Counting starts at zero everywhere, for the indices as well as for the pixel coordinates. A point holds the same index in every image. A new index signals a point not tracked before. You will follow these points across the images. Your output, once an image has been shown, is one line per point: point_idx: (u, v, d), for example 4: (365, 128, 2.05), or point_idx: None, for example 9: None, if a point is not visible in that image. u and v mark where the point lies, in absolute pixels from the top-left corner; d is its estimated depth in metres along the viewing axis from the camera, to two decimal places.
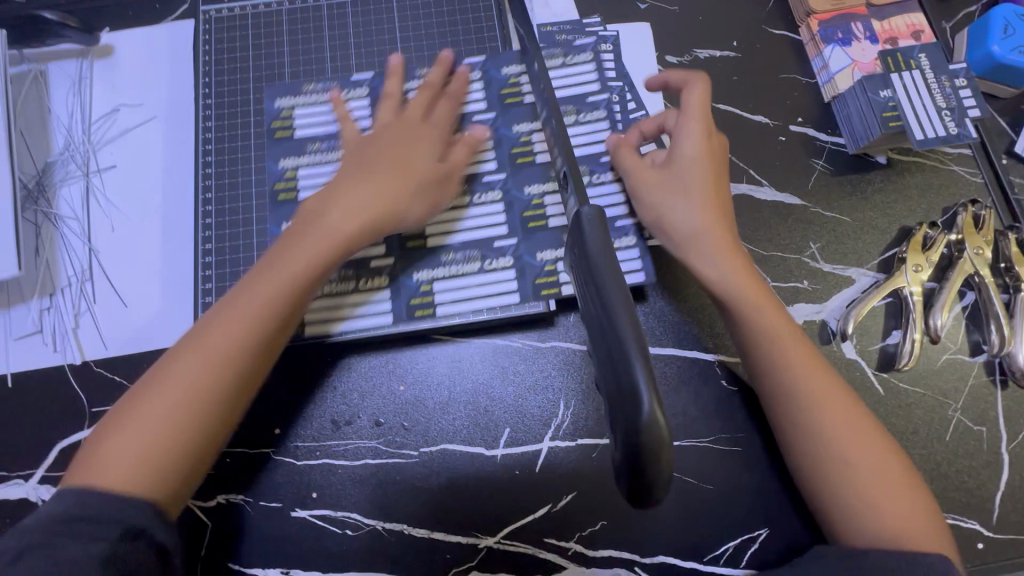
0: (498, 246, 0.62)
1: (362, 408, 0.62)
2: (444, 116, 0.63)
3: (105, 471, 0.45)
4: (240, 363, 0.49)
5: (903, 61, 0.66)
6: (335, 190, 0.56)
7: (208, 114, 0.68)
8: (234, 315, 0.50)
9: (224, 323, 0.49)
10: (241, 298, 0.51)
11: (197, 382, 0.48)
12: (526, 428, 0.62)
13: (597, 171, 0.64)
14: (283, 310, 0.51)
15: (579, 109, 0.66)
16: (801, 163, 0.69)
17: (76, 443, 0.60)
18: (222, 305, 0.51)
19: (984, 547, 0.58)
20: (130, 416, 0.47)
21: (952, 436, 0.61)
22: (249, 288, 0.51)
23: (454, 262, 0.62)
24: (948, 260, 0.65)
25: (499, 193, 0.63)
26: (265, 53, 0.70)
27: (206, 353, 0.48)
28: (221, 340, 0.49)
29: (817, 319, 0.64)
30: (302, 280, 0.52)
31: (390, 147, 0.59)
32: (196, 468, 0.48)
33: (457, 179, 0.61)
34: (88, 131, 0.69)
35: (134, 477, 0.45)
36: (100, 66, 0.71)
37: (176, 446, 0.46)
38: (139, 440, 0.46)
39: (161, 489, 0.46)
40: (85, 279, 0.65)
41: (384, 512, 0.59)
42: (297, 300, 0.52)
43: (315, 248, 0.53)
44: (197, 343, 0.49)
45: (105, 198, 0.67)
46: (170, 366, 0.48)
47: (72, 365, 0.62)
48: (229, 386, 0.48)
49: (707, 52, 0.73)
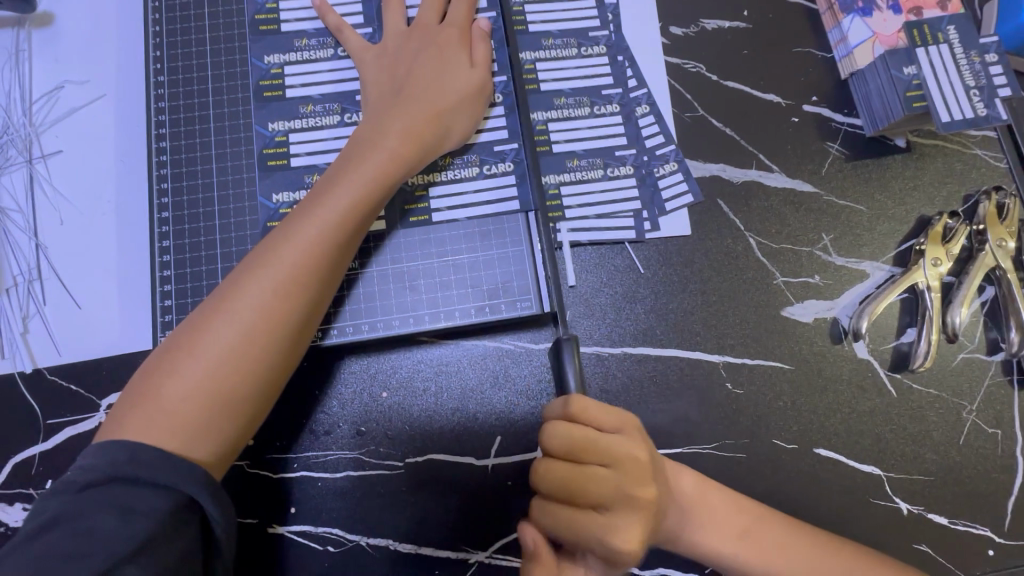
0: (498, 150, 0.61)
1: (342, 416, 0.57)
2: (460, 13, 0.60)
3: (149, 427, 0.42)
4: (296, 302, 0.48)
5: (930, 34, 0.60)
6: (376, 122, 0.55)
7: (161, 93, 0.61)
8: (272, 261, 0.48)
9: (275, 263, 0.48)
10: (288, 238, 0.49)
11: (246, 330, 0.46)
12: (520, 436, 0.58)
13: (612, 166, 0.62)
14: (330, 254, 0.49)
15: (593, 101, 0.63)
16: (815, 146, 0.64)
17: (30, 458, 0.55)
18: (257, 254, 0.49)
19: (995, 554, 0.56)
20: (179, 363, 0.45)
21: (966, 439, 0.58)
22: (297, 228, 0.49)
23: (456, 166, 0.60)
24: (968, 252, 0.61)
25: (511, 165, 0.60)
26: (222, 21, 0.63)
27: (257, 298, 0.47)
28: (272, 284, 0.47)
29: (828, 316, 0.60)
30: (344, 223, 0.50)
31: (411, 57, 0.58)
32: (249, 417, 0.46)
33: (489, 89, 0.60)
34: (28, 112, 0.62)
35: (188, 426, 0.43)
36: (38, 37, 0.64)
37: (232, 392, 0.45)
38: (191, 386, 0.44)
39: (215, 441, 0.44)
40: (33, 278, 0.59)
41: (367, 527, 0.56)
42: (343, 244, 0.50)
43: (363, 183, 0.52)
44: (247, 286, 0.47)
45: (51, 187, 0.61)
46: (220, 311, 0.46)
47: (23, 375, 0.57)
48: (279, 330, 0.47)
49: (714, 23, 0.66)
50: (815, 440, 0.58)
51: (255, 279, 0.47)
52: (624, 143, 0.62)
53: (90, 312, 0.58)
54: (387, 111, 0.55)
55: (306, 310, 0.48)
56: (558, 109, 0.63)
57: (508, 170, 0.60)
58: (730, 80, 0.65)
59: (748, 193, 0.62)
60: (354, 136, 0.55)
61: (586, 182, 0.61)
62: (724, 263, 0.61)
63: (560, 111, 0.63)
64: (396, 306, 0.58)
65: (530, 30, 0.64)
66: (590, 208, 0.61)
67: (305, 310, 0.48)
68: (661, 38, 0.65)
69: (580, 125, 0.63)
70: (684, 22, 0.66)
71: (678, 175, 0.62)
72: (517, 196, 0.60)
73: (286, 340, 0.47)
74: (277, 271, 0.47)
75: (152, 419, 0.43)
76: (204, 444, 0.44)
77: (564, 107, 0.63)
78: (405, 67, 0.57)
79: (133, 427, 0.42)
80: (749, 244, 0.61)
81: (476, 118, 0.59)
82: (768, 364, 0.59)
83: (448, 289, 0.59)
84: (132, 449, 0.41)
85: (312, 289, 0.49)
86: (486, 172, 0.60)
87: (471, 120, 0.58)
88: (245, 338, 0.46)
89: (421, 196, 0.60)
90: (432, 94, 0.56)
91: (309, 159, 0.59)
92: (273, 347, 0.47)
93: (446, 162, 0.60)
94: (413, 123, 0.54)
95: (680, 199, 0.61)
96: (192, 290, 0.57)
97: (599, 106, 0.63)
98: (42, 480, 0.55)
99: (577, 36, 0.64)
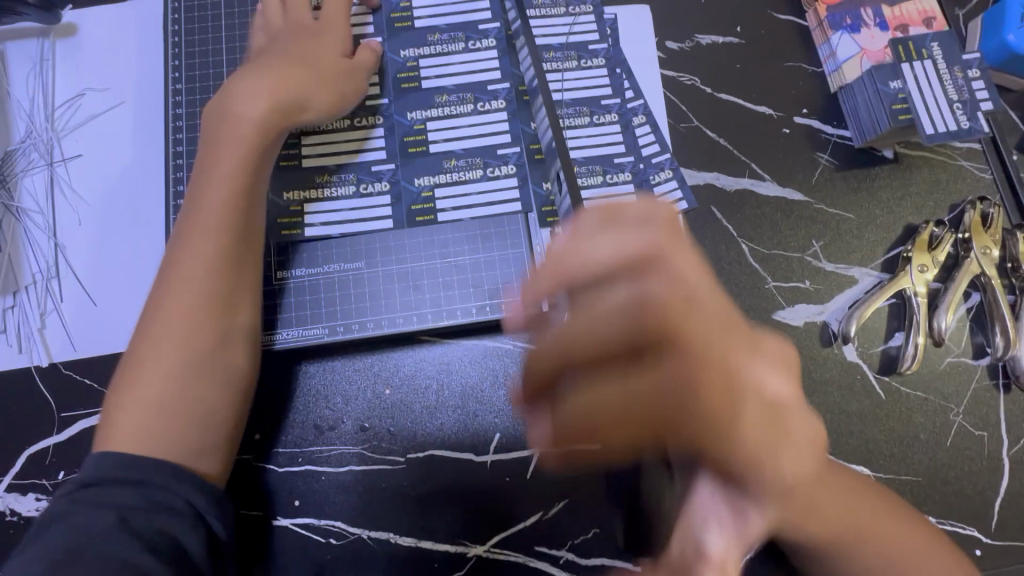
0: (501, 153, 0.63)
1: (346, 413, 0.59)
2: (332, 13, 0.64)
3: (116, 441, 0.47)
4: (217, 301, 0.52)
5: (914, 50, 0.63)
6: (213, 116, 0.57)
7: (178, 100, 0.64)
8: (182, 269, 0.52)
9: (175, 270, 0.52)
10: (196, 243, 0.52)
11: (177, 338, 0.50)
12: (517, 433, 0.59)
13: (611, 173, 0.64)
14: (236, 248, 0.53)
15: (592, 111, 0.66)
16: (805, 156, 0.66)
17: (45, 450, 0.57)
18: (169, 266, 0.53)
19: (983, 554, 0.57)
20: (127, 384, 0.49)
21: (953, 442, 0.59)
22: (195, 231, 0.53)
23: (335, 185, 0.63)
24: (954, 260, 0.63)
25: (513, 168, 0.63)
26: (240, 33, 0.66)
27: (181, 305, 0.51)
28: (190, 290, 0.51)
29: (818, 320, 0.62)
30: (225, 219, 0.53)
31: (311, 55, 0.61)
32: (212, 416, 0.50)
33: (357, 70, 0.62)
34: (51, 118, 0.65)
35: (155, 433, 0.47)
36: (62, 46, 0.67)
37: (187, 394, 0.49)
38: (143, 398, 0.48)
39: (187, 445, 0.48)
40: (51, 276, 0.61)
41: (370, 521, 0.57)
42: (237, 234, 0.54)
43: (224, 179, 0.54)
44: (167, 297, 0.51)
45: (71, 189, 0.63)
46: (149, 326, 0.51)
47: (38, 368, 0.59)
48: (207, 328, 0.51)
49: (708, 38, 0.69)
50: None
51: (167, 290, 0.51)
52: (621, 152, 0.65)
53: (105, 310, 0.61)
54: (218, 105, 0.57)
55: (223, 307, 0.52)
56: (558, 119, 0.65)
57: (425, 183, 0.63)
58: (722, 92, 0.67)
59: (741, 201, 0.65)
60: (206, 127, 0.57)
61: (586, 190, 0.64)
62: (717, 268, 0.63)
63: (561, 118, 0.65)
64: (400, 305, 0.60)
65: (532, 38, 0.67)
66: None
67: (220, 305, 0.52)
68: (657, 51, 0.68)
69: (579, 132, 0.65)
70: (679, 37, 0.69)
71: (672, 182, 0.64)
72: (519, 197, 0.63)
73: (208, 337, 0.51)
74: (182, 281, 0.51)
75: (117, 436, 0.47)
76: (181, 448, 0.48)
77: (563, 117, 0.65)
78: (269, 64, 0.60)
79: (104, 443, 0.48)
80: (742, 251, 0.63)
81: (337, 102, 0.61)
82: None
83: (450, 289, 0.61)
84: (102, 459, 0.46)
85: (210, 284, 0.52)
86: (364, 191, 0.63)
87: (321, 106, 0.60)
88: (174, 345, 0.50)
89: (427, 201, 0.62)
90: (292, 77, 0.59)
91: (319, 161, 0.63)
92: (207, 347, 0.50)
93: (324, 180, 0.63)
94: (257, 111, 0.56)
95: (674, 205, 0.64)
96: None
97: (599, 116, 0.66)
98: (56, 471, 0.57)
99: (577, 49, 0.67)
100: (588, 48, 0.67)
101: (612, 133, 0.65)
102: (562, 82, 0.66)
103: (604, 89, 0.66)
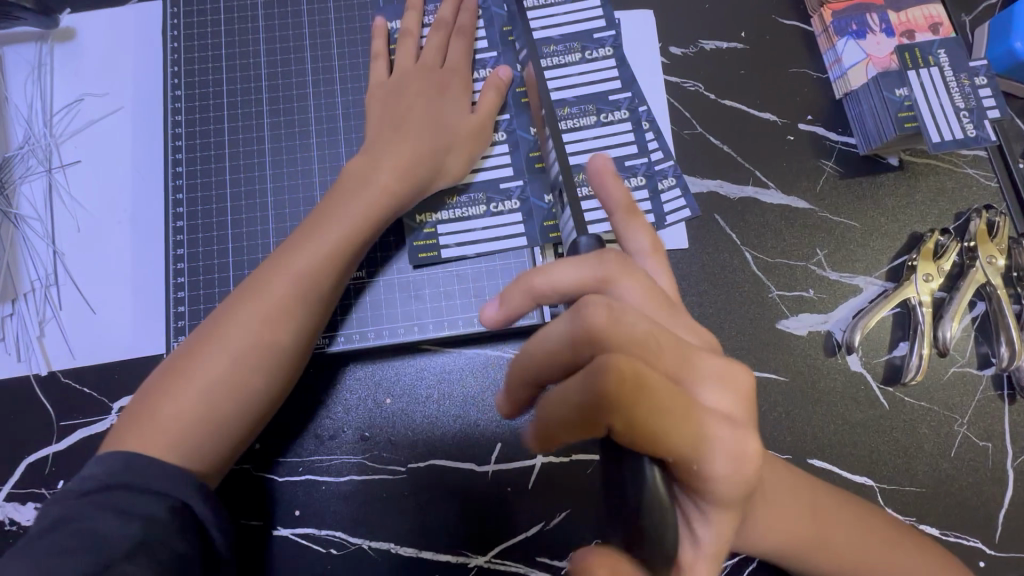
0: (504, 187, 0.62)
1: (346, 422, 0.59)
2: (459, 56, 0.63)
3: (147, 441, 0.46)
4: (288, 331, 0.51)
5: (920, 58, 0.62)
6: (366, 154, 0.57)
7: (178, 106, 0.63)
8: (264, 290, 0.51)
9: (268, 297, 0.51)
10: (280, 267, 0.52)
11: (239, 357, 0.49)
12: (519, 443, 0.59)
13: (618, 180, 0.63)
14: (324, 285, 0.53)
15: (599, 108, 0.65)
16: (810, 164, 0.65)
17: (44, 459, 0.57)
18: (250, 282, 0.52)
19: (986, 566, 0.57)
20: (176, 384, 0.48)
21: (958, 453, 0.59)
22: (293, 257, 0.52)
23: (462, 205, 0.62)
24: (959, 269, 0.63)
25: (517, 203, 0.62)
26: (239, 38, 0.65)
27: (250, 323, 0.50)
28: (265, 312, 0.50)
29: (822, 329, 0.61)
30: (325, 259, 0.53)
31: (409, 93, 0.60)
32: (241, 438, 0.50)
33: (489, 128, 0.62)
34: (49, 123, 0.64)
35: (185, 444, 0.47)
36: (60, 51, 0.66)
37: (224, 412, 0.49)
38: (187, 407, 0.48)
39: (207, 460, 0.48)
40: (50, 283, 0.61)
41: (370, 531, 0.57)
42: (332, 275, 0.53)
43: (355, 218, 0.54)
44: (239, 312, 0.51)
45: (70, 196, 0.63)
46: (213, 337, 0.50)
47: (38, 377, 0.59)
48: (272, 356, 0.50)
49: (713, 43, 0.68)
50: (809, 451, 0.59)
51: (245, 310, 0.51)
52: (632, 152, 0.64)
53: (104, 318, 0.60)
54: (388, 142, 0.57)
55: (293, 344, 0.52)
56: (562, 121, 0.64)
57: (514, 208, 0.62)
58: (726, 98, 0.67)
59: (745, 209, 0.64)
60: (348, 167, 0.57)
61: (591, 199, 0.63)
62: (720, 276, 0.63)
63: (564, 122, 0.64)
64: (401, 316, 0.60)
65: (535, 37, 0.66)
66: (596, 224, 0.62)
67: (292, 341, 0.51)
68: (661, 56, 0.68)
69: (585, 132, 0.64)
70: (683, 42, 0.68)
71: (676, 190, 0.63)
72: (524, 231, 0.61)
73: (272, 368, 0.51)
74: (305, 303, 0.52)
75: (151, 438, 0.46)
76: (201, 459, 0.48)
77: (568, 118, 0.64)
78: (403, 104, 0.59)
79: (130, 441, 0.46)
80: (745, 259, 0.63)
81: (470, 158, 0.61)
82: (764, 375, 0.60)
83: (452, 299, 0.60)
84: (127, 459, 0.45)
85: (298, 321, 0.52)
86: (493, 211, 0.62)
87: (463, 160, 0.60)
88: (236, 363, 0.49)
89: (429, 234, 0.61)
90: (427, 130, 0.58)
91: (319, 168, 0.62)
92: (264, 372, 0.50)
93: (452, 201, 0.62)
94: (410, 156, 0.57)
95: (678, 213, 0.63)
96: (204, 296, 0.59)
97: (606, 113, 0.65)
98: (54, 480, 0.56)
99: (581, 40, 0.66)
100: (593, 37, 0.66)
101: (618, 136, 0.64)
102: (565, 79, 0.65)
103: (613, 84, 0.65)
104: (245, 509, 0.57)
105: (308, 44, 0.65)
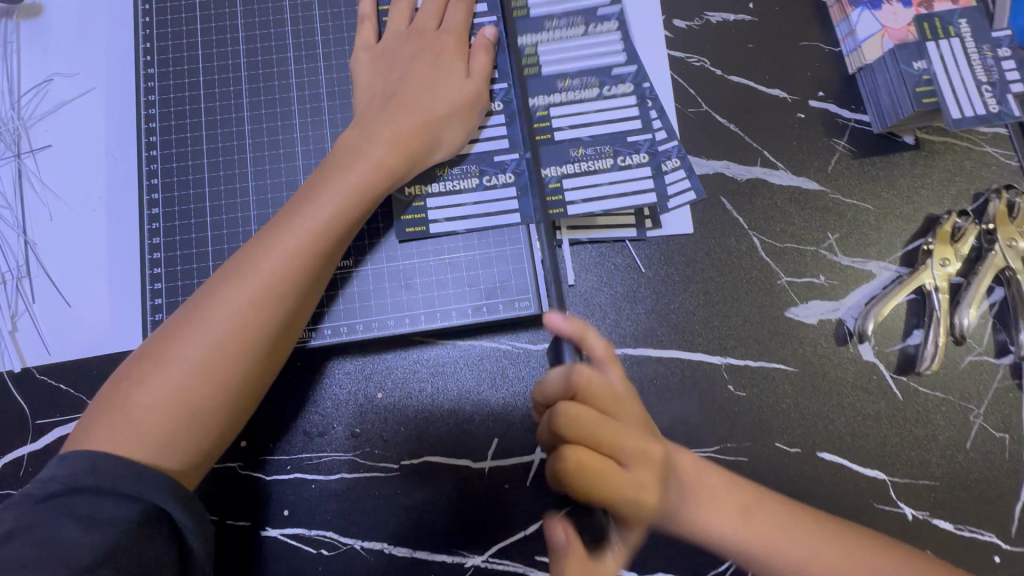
0: (498, 159, 0.59)
1: (336, 418, 0.56)
2: (455, 18, 0.59)
3: (120, 438, 0.43)
4: (270, 317, 0.48)
5: (941, 27, 0.59)
6: (359, 128, 0.54)
7: (151, 86, 0.60)
8: (246, 276, 0.48)
9: (247, 280, 0.48)
10: (263, 251, 0.49)
11: (216, 345, 0.46)
12: (517, 439, 0.56)
13: (623, 153, 0.59)
14: (310, 269, 0.50)
15: (602, 81, 0.60)
16: (822, 143, 0.62)
17: (20, 459, 0.54)
18: (232, 266, 0.49)
19: (1000, 561, 0.55)
20: (148, 376, 0.45)
21: (973, 445, 0.57)
22: (276, 240, 0.49)
23: (452, 177, 0.58)
24: (977, 253, 0.60)
25: (512, 176, 0.58)
26: (215, 12, 0.61)
27: (231, 310, 0.47)
28: (247, 297, 0.47)
29: (833, 317, 0.59)
30: (310, 241, 0.49)
31: (406, 62, 0.57)
32: (223, 433, 0.47)
33: (484, 96, 0.58)
34: (17, 105, 0.61)
35: (159, 438, 0.44)
36: (27, 28, 0.62)
37: (202, 405, 0.45)
38: (162, 400, 0.45)
39: (187, 457, 0.45)
40: (22, 275, 0.58)
41: (362, 531, 0.55)
42: (317, 258, 0.50)
43: (345, 196, 0.51)
44: (220, 298, 0.47)
45: (40, 182, 0.60)
46: (191, 324, 0.47)
47: (12, 373, 0.56)
48: (254, 346, 0.47)
49: (719, 15, 0.64)
50: (819, 444, 0.57)
51: (226, 293, 0.48)
52: (634, 129, 0.60)
53: (79, 311, 0.57)
54: (375, 116, 0.54)
55: (275, 327, 0.48)
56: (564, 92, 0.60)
57: (509, 181, 0.58)
58: (733, 74, 0.63)
59: (751, 191, 0.61)
60: (341, 142, 0.54)
61: (592, 173, 0.58)
62: (726, 262, 0.60)
63: (565, 94, 0.60)
64: (392, 307, 0.57)
65: (532, 15, 0.61)
66: (596, 203, 0.58)
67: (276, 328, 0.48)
68: (664, 29, 0.64)
69: (589, 106, 0.60)
70: (688, 14, 0.64)
71: (681, 171, 0.59)
72: (518, 207, 0.58)
73: (253, 359, 0.47)
74: (289, 287, 0.49)
75: (122, 432, 0.44)
76: (180, 456, 0.45)
77: (569, 90, 0.60)
78: (396, 72, 0.56)
79: (101, 436, 0.44)
80: (753, 244, 0.60)
81: (471, 131, 0.57)
82: (771, 366, 0.58)
83: (445, 288, 0.57)
84: (96, 459, 0.42)
85: (283, 303, 0.49)
86: (486, 184, 0.58)
87: (462, 132, 0.56)
88: (214, 353, 0.46)
89: (418, 208, 0.58)
90: (420, 102, 0.55)
91: (303, 151, 0.59)
92: (244, 362, 0.47)
93: (443, 173, 0.58)
94: (405, 133, 0.53)
95: (683, 196, 0.59)
96: (182, 288, 0.56)
97: (609, 86, 0.60)
98: (30, 482, 0.54)
99: (584, 15, 0.61)
100: (597, 13, 0.62)
101: (624, 107, 0.60)
102: (564, 51, 0.61)
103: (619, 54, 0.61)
104: (232, 509, 0.54)
105: (289, 19, 0.61)
